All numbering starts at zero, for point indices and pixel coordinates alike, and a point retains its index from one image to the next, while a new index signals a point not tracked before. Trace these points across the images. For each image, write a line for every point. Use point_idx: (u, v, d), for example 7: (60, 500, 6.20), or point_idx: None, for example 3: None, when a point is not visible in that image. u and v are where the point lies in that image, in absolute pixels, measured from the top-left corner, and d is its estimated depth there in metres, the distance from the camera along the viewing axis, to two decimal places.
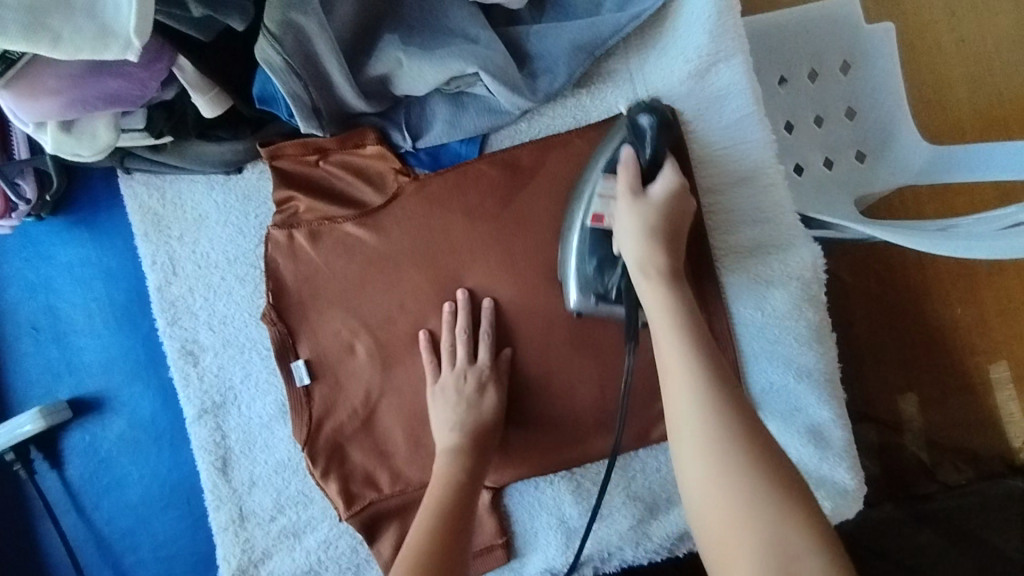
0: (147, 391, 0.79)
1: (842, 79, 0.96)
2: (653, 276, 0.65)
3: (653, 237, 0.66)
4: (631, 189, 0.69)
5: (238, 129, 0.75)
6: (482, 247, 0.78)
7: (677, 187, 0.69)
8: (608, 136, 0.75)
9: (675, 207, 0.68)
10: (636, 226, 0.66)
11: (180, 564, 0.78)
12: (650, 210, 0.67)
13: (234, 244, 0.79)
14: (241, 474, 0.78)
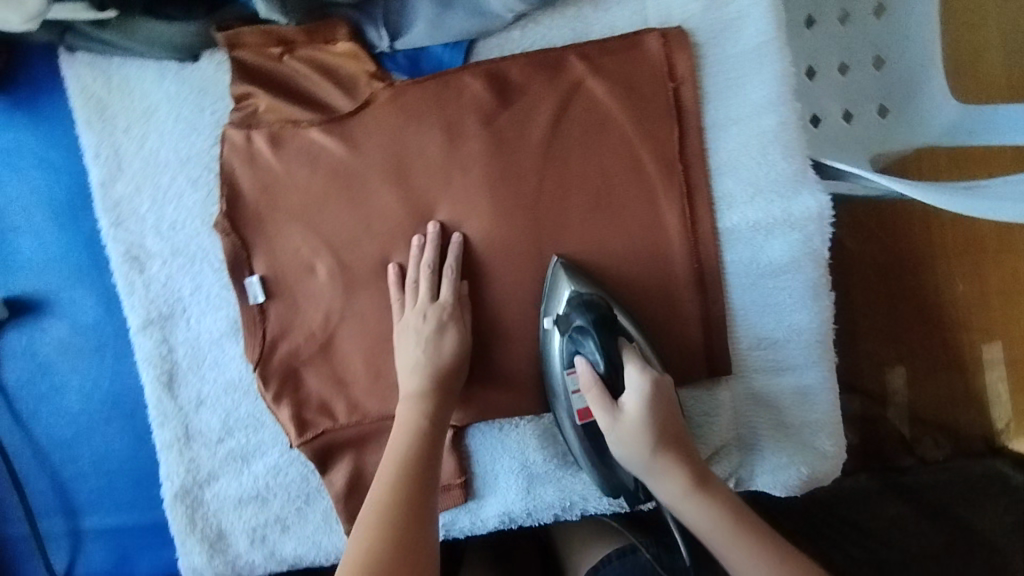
0: (88, 297, 0.73)
1: (874, 22, 0.85)
2: (657, 457, 0.60)
3: (656, 463, 0.60)
4: (616, 440, 0.61)
5: (191, 9, 0.69)
6: (460, 170, 0.71)
7: (648, 382, 0.61)
8: (549, 340, 0.68)
9: (663, 416, 0.60)
10: (637, 465, 0.61)
11: (121, 480, 0.74)
12: (635, 440, 0.60)
13: (187, 142, 0.72)
14: (188, 391, 0.73)
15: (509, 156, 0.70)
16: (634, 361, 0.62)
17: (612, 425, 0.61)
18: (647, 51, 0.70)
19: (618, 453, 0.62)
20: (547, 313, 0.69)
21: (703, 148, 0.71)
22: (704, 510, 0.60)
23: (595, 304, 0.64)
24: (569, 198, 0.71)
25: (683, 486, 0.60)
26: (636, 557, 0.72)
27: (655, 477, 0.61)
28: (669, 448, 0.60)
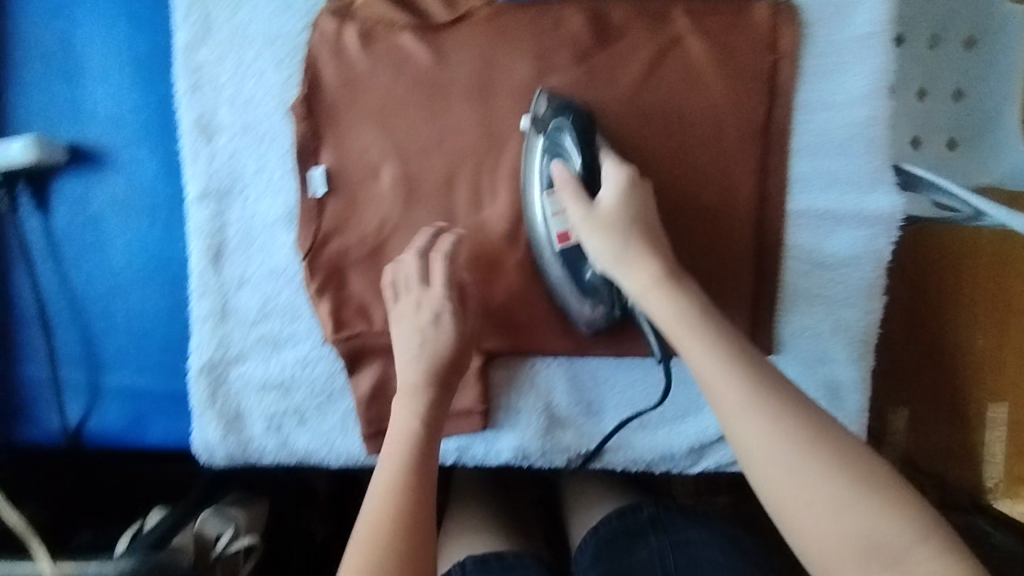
0: (150, 157, 0.73)
1: (963, 55, 0.83)
2: (638, 253, 0.60)
3: (627, 252, 0.60)
4: (591, 226, 0.62)
5: None
6: (543, 102, 0.70)
7: (625, 177, 0.63)
8: (529, 156, 0.69)
9: (637, 208, 0.62)
10: (610, 251, 0.61)
11: (149, 344, 0.74)
12: (608, 229, 0.61)
13: (279, 22, 0.71)
14: (232, 269, 0.73)
15: (594, 97, 0.70)
16: (610, 156, 0.65)
17: (589, 211, 0.62)
18: (753, 18, 0.69)
19: (592, 246, 0.62)
20: (522, 118, 0.69)
21: (789, 127, 0.70)
22: (731, 375, 0.53)
23: (574, 106, 0.67)
24: (645, 151, 0.70)
25: (648, 275, 0.59)
26: (635, 516, 0.77)
27: (684, 339, 0.56)
28: (698, 312, 0.57)
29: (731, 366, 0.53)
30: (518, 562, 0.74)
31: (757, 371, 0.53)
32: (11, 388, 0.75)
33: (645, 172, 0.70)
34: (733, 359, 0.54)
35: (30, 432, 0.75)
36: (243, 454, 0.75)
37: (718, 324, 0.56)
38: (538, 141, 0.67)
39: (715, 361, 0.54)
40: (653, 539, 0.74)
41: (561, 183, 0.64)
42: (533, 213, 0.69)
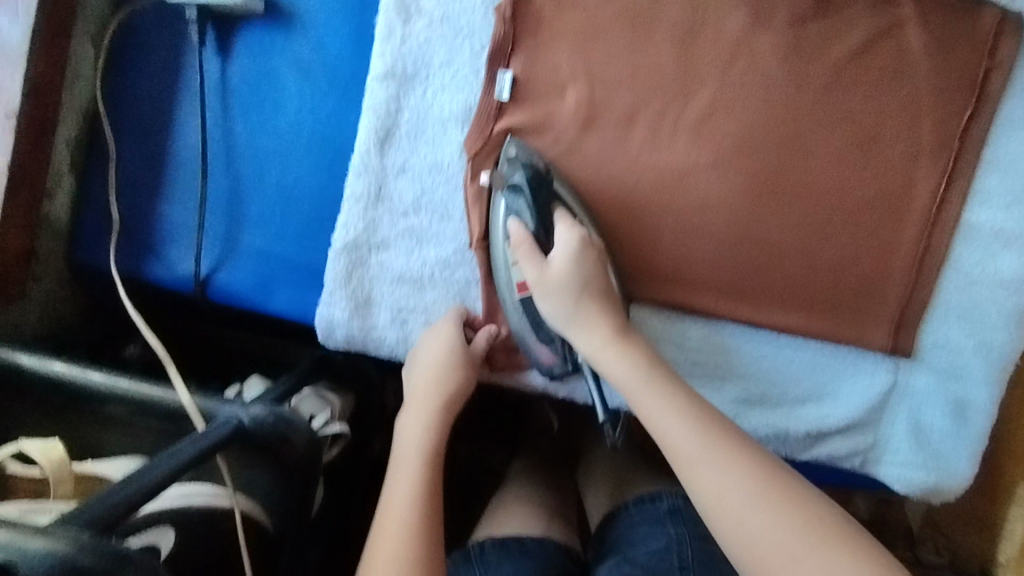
0: (342, 26, 0.72)
1: None
2: (597, 321, 0.63)
3: (579, 313, 0.64)
4: (544, 291, 0.65)
5: None
6: (745, 60, 0.69)
7: (579, 243, 0.65)
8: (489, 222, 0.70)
9: (588, 276, 0.64)
10: (563, 315, 0.65)
11: (295, 211, 0.74)
12: (558, 294, 0.64)
13: None
14: (396, 156, 0.72)
15: (799, 65, 0.69)
16: (565, 219, 0.66)
17: (538, 279, 0.65)
18: (978, 23, 0.67)
19: (546, 307, 0.65)
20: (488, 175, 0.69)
21: (985, 139, 0.68)
22: (683, 425, 0.58)
23: (534, 167, 0.66)
24: (835, 130, 0.69)
25: (604, 337, 0.63)
26: (656, 506, 0.76)
27: (640, 395, 0.60)
28: (663, 372, 0.61)
29: (682, 412, 0.59)
30: (537, 548, 0.74)
31: (709, 421, 0.58)
32: (148, 224, 0.74)
33: (830, 153, 0.69)
34: (685, 407, 0.59)
35: (156, 270, 0.74)
36: (363, 341, 0.75)
37: (678, 385, 0.61)
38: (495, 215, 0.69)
39: (672, 413, 0.59)
40: (672, 528, 0.72)
41: (517, 244, 0.66)
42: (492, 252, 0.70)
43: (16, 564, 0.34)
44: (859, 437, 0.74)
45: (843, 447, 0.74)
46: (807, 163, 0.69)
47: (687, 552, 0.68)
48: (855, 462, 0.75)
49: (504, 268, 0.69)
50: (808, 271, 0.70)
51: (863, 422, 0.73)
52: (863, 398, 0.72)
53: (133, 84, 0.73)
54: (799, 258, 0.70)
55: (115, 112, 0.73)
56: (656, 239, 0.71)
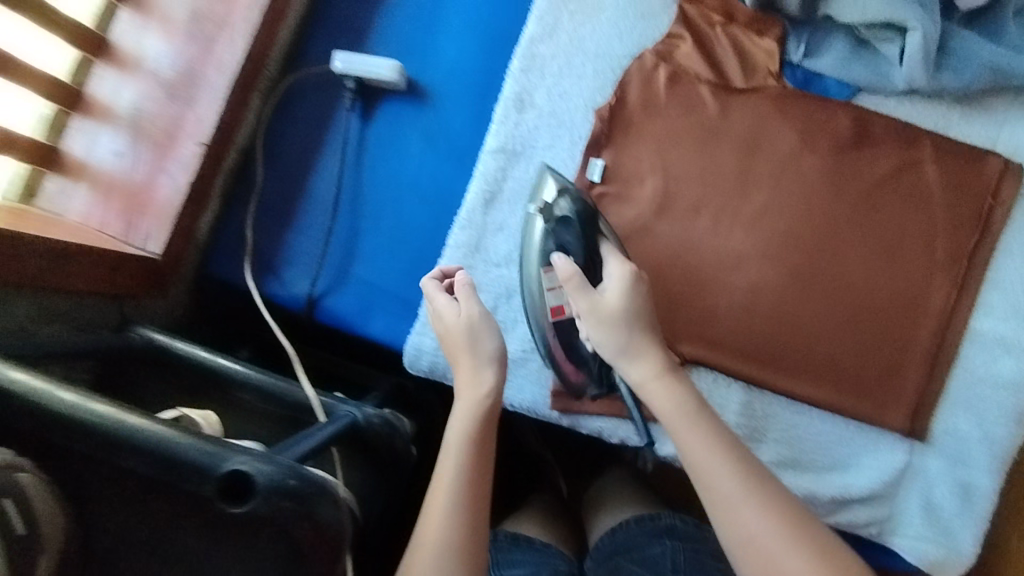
0: (467, 109, 0.88)
1: None
2: (647, 350, 0.69)
3: (630, 345, 0.69)
4: (597, 320, 0.71)
5: None
6: (794, 174, 0.85)
7: (629, 276, 0.72)
8: (529, 228, 0.82)
9: (638, 305, 0.71)
10: (615, 345, 0.70)
11: (402, 251, 0.85)
12: (610, 325, 0.70)
13: (610, 45, 0.88)
14: (497, 215, 0.86)
15: (838, 184, 0.84)
16: (615, 256, 0.75)
17: (590, 307, 0.71)
18: (986, 169, 0.82)
19: (592, 333, 0.71)
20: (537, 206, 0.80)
21: (987, 263, 0.82)
22: (736, 475, 0.63)
23: (580, 200, 0.79)
24: (866, 238, 0.83)
25: (655, 367, 0.69)
26: (655, 523, 0.79)
27: (710, 473, 0.64)
28: (743, 459, 0.64)
29: (734, 471, 0.63)
30: (544, 549, 0.80)
31: (812, 545, 0.60)
32: (274, 246, 0.85)
33: (858, 255, 0.83)
34: (760, 500, 0.62)
35: (273, 286, 0.84)
36: (444, 370, 0.84)
37: (767, 494, 0.62)
38: (539, 245, 0.80)
39: (772, 536, 0.60)
40: (668, 542, 0.76)
41: (564, 278, 0.73)
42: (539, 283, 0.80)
43: (252, 476, 0.42)
44: (876, 508, 0.82)
45: (861, 516, 0.82)
46: (839, 262, 0.83)
47: (680, 560, 0.74)
48: (870, 531, 0.83)
49: (540, 289, 0.80)
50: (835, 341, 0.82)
51: (881, 494, 0.82)
52: (882, 472, 0.81)
53: (286, 132, 0.87)
54: (831, 339, 0.82)
55: (267, 152, 0.87)
56: (709, 310, 0.84)
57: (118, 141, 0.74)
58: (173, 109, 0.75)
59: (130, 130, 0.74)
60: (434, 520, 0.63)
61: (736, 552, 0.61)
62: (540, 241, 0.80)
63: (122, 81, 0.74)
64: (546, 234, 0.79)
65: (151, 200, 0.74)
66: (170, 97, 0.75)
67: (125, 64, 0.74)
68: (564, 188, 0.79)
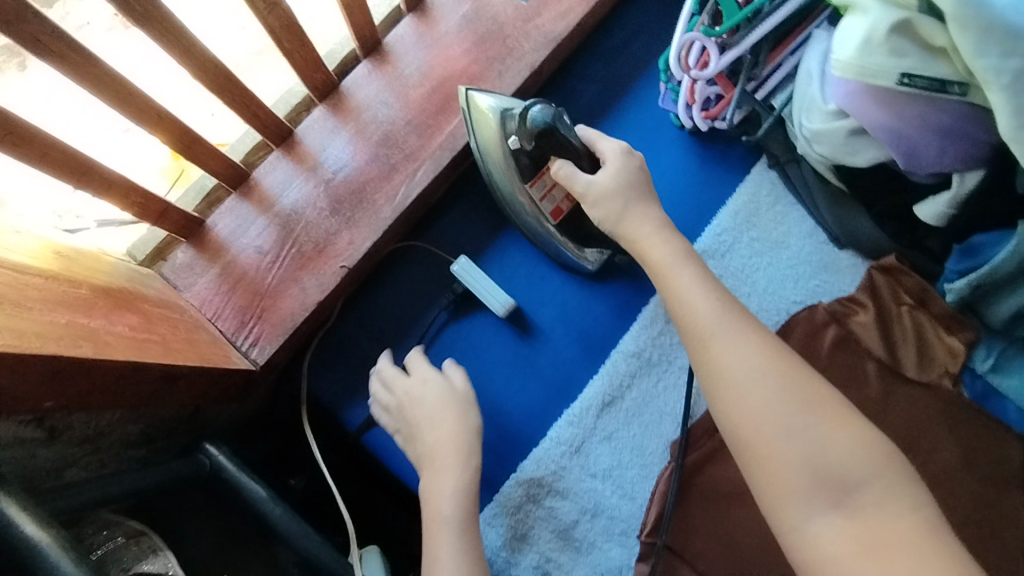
0: (615, 300, 0.82)
1: None
2: (642, 201, 0.67)
3: (632, 210, 0.66)
4: (593, 201, 0.67)
5: (898, 233, 0.78)
6: (945, 495, 0.75)
7: (620, 154, 0.69)
8: (492, 145, 0.71)
9: (633, 178, 0.68)
10: (616, 220, 0.66)
11: (500, 427, 0.78)
12: (612, 200, 0.67)
13: (783, 286, 0.82)
14: (610, 423, 0.78)
15: (987, 526, 0.75)
16: (600, 138, 0.71)
17: (583, 194, 0.68)
18: None
19: (596, 215, 0.67)
20: (514, 136, 0.68)
21: None
22: (747, 345, 0.57)
23: (546, 108, 0.67)
24: None
25: (652, 218, 0.66)
26: None
27: (707, 340, 0.58)
28: (743, 319, 0.59)
29: (747, 340, 0.58)
30: None
31: (798, 390, 0.55)
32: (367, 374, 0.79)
33: None
34: (771, 368, 0.56)
35: (355, 415, 0.78)
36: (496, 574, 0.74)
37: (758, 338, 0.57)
38: (502, 162, 0.71)
39: (754, 372, 0.56)
40: None
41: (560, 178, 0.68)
42: (522, 200, 0.73)
43: None
44: None
45: None
46: None
47: None
48: None
49: (530, 206, 0.73)
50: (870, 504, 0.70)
51: None
52: None
53: (422, 258, 0.83)
54: None
55: (394, 273, 0.82)
56: None
57: (263, 236, 0.71)
58: (330, 223, 0.71)
59: (280, 228, 0.71)
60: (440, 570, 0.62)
61: (733, 435, 0.56)
62: (503, 159, 0.71)
63: (292, 177, 0.72)
64: (524, 149, 0.69)
65: (271, 305, 0.69)
66: (331, 208, 0.72)
67: (303, 160, 0.73)
68: (535, 99, 0.67)
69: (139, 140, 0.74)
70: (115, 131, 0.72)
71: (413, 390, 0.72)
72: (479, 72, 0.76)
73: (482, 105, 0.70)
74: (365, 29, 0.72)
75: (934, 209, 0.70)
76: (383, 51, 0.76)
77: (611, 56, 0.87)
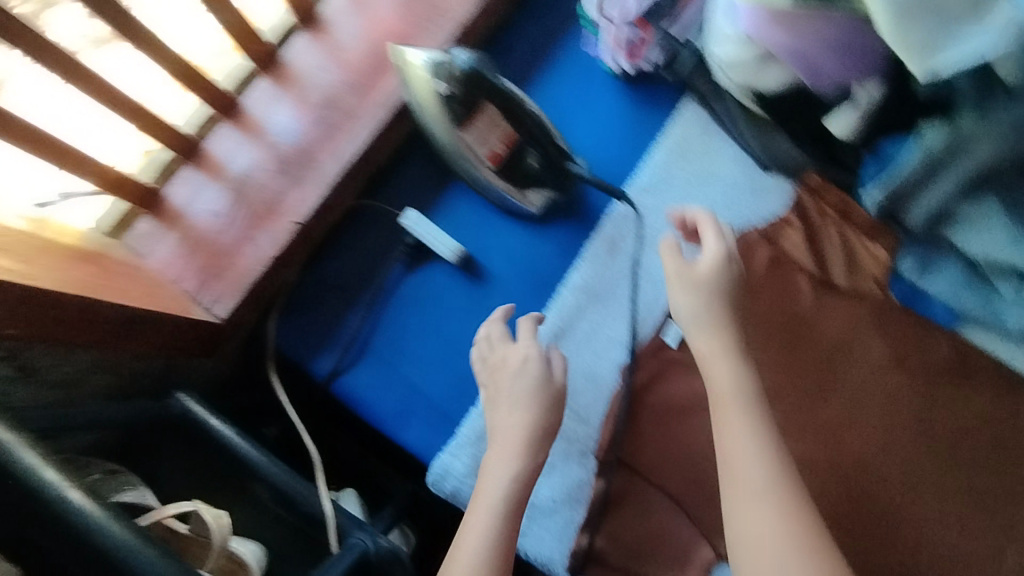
0: (560, 240, 0.86)
1: None
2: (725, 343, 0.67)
3: (710, 312, 0.68)
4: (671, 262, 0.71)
5: (816, 152, 0.83)
6: (878, 391, 0.80)
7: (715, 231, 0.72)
8: (426, 94, 0.74)
9: (724, 267, 0.70)
10: (694, 308, 0.69)
11: (461, 366, 0.84)
12: (695, 286, 0.69)
13: (716, 213, 0.86)
14: (562, 354, 0.83)
15: (924, 415, 0.79)
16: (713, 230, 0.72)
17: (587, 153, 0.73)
18: None
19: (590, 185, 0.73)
20: (440, 77, 0.73)
21: None
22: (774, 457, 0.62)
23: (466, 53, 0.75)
24: (943, 483, 0.77)
25: (722, 340, 0.68)
26: None
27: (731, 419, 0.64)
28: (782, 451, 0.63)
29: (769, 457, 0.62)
30: None
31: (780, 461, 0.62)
32: (331, 328, 0.84)
33: (934, 504, 0.77)
34: (766, 446, 0.62)
35: (324, 365, 0.83)
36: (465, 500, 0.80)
37: (779, 444, 0.63)
38: (434, 111, 0.75)
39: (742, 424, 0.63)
40: None
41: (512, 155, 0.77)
42: (460, 147, 0.76)
43: None
44: None
45: None
46: (916, 506, 0.77)
47: None
48: None
49: (469, 151, 0.77)
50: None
51: None
52: None
53: (375, 216, 0.87)
54: None
55: (349, 232, 0.87)
56: None
57: (219, 202, 0.75)
58: (278, 183, 0.76)
59: (233, 193, 0.75)
60: (470, 535, 0.63)
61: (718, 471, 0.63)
62: (436, 106, 0.74)
63: (241, 145, 0.77)
64: (453, 90, 0.74)
65: (230, 265, 0.74)
66: (279, 170, 0.76)
67: (250, 128, 0.77)
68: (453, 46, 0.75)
69: (117, 123, 0.70)
70: (94, 117, 0.67)
71: (509, 361, 0.75)
72: (410, 31, 0.80)
73: (410, 56, 0.73)
74: None
75: (844, 122, 0.75)
76: (319, 21, 0.81)
77: (539, 12, 0.92)
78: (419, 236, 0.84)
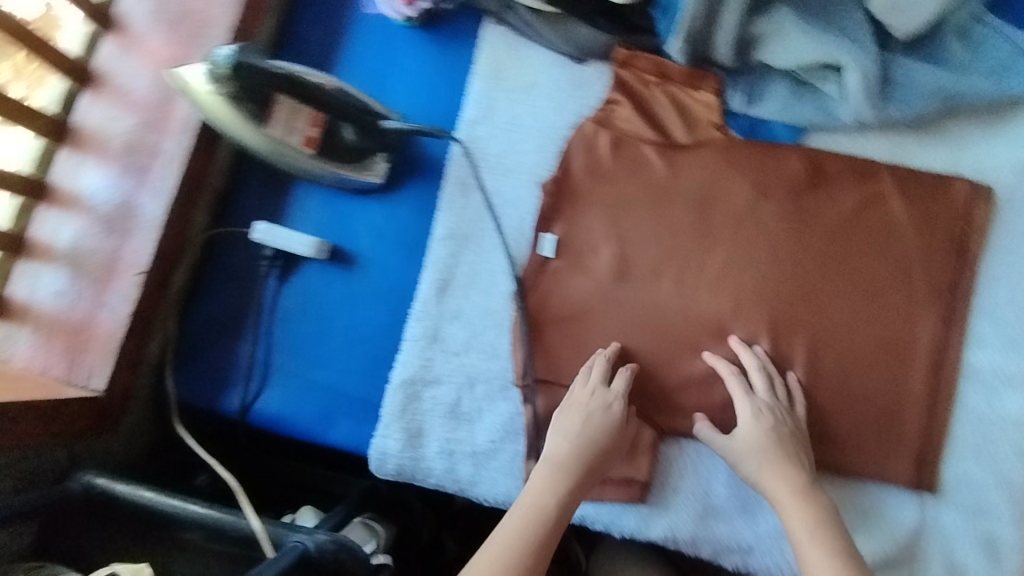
0: (414, 199, 0.86)
1: None
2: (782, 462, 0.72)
3: (769, 458, 0.73)
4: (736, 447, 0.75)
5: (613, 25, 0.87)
6: (753, 224, 0.80)
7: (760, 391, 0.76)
8: (217, 107, 0.75)
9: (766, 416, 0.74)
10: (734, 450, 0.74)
11: (363, 351, 0.84)
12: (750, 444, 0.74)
13: (548, 118, 0.87)
14: (452, 303, 0.83)
15: (801, 228, 0.80)
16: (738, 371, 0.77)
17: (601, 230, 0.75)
18: (953, 199, 0.79)
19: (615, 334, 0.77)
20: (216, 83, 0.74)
21: (971, 296, 0.78)
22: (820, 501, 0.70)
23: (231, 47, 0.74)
24: (836, 283, 0.78)
25: (755, 433, 0.73)
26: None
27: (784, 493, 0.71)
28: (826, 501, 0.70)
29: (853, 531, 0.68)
30: None
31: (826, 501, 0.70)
32: (226, 363, 0.84)
33: (839, 309, 0.78)
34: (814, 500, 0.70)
35: (233, 400, 0.82)
36: (412, 471, 0.81)
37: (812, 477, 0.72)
38: (231, 118, 0.76)
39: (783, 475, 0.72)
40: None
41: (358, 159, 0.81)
42: (273, 146, 0.78)
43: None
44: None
45: None
46: (822, 317, 0.78)
47: None
48: None
49: (282, 146, 0.78)
50: (864, 424, 0.76)
51: (898, 559, 0.75)
52: (893, 534, 0.75)
53: (232, 244, 0.87)
54: (833, 400, 0.77)
55: (213, 268, 0.86)
56: (683, 377, 0.79)
57: (60, 281, 0.74)
58: (110, 243, 0.75)
59: (71, 268, 0.74)
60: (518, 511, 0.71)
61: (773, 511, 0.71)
62: (230, 114, 0.76)
63: (62, 221, 0.76)
64: (234, 91, 0.74)
65: (92, 336, 0.73)
66: (107, 231, 0.75)
67: (66, 202, 0.76)
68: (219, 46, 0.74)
69: None
70: None
71: (606, 398, 0.75)
72: (186, 52, 0.79)
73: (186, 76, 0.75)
74: (62, 62, 0.74)
75: None
76: (96, 77, 0.79)
77: None
78: (274, 243, 0.83)
